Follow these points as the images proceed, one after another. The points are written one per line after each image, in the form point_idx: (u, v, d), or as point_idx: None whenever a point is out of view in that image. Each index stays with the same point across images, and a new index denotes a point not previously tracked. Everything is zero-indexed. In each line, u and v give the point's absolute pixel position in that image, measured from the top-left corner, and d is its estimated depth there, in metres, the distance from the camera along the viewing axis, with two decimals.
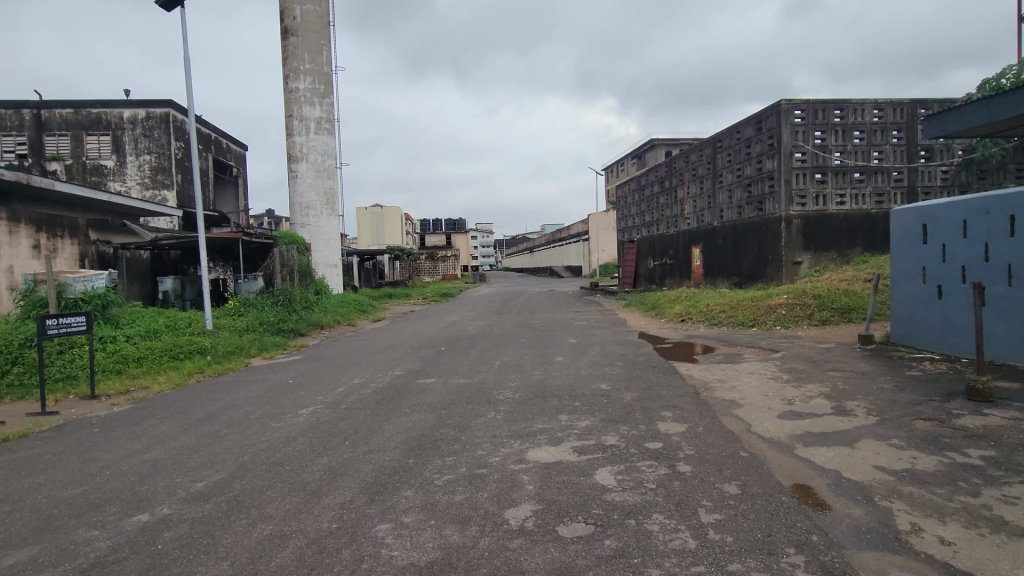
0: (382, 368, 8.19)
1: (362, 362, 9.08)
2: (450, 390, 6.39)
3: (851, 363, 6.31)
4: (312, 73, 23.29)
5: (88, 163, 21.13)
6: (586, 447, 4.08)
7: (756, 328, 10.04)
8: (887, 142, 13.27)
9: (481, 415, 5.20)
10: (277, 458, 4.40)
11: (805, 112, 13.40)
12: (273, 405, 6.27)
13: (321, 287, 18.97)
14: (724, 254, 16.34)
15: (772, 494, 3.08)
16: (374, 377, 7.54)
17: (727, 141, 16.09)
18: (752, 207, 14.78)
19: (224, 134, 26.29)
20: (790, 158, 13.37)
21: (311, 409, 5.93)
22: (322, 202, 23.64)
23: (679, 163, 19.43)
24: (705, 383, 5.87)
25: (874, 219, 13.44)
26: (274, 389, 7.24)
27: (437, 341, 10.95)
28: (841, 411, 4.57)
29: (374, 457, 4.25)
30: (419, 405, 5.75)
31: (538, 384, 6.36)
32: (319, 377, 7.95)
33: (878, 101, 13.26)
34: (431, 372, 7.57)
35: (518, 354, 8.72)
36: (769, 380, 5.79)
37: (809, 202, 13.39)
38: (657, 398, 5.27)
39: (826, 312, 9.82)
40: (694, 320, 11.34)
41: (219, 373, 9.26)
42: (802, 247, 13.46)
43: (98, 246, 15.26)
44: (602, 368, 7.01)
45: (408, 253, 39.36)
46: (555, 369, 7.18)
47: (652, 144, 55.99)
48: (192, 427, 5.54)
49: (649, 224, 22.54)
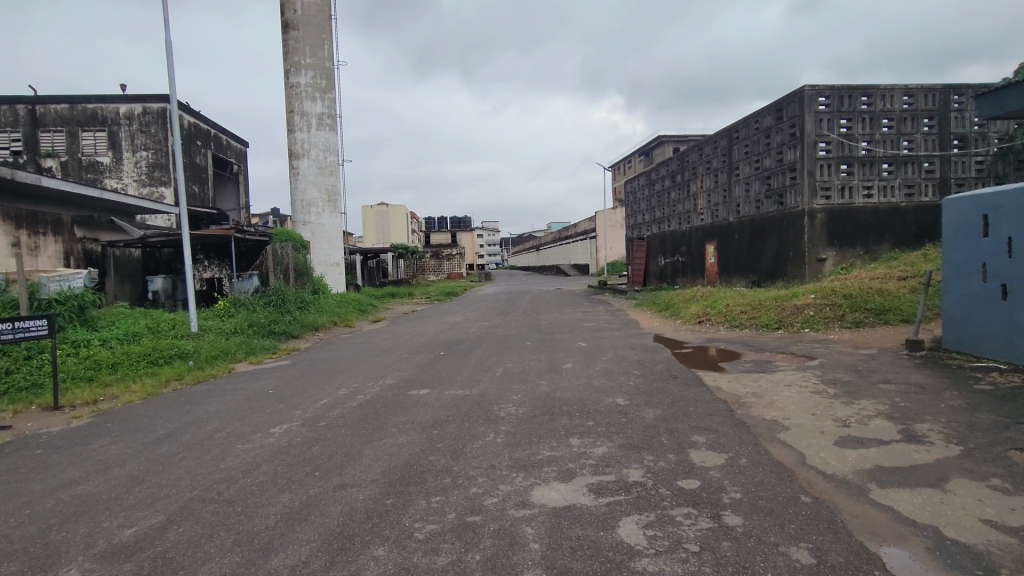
0: (373, 376, 7.44)
1: (354, 368, 8.33)
2: (444, 404, 5.62)
3: (904, 374, 5.50)
4: (313, 67, 22.58)
5: (83, 160, 20.41)
6: (604, 486, 3.29)
7: (782, 330, 9.23)
8: (918, 131, 12.43)
9: (478, 437, 4.44)
10: (229, 494, 3.64)
11: (830, 99, 12.55)
12: (245, 422, 5.50)
13: (319, 286, 18.30)
14: (740, 251, 15.49)
15: (859, 567, 2.30)
16: (363, 387, 6.75)
17: (744, 132, 15.24)
18: (771, 200, 13.93)
19: (224, 129, 25.63)
20: (813, 148, 12.52)
21: (285, 428, 5.17)
22: (323, 199, 22.96)
23: (692, 156, 18.60)
24: (738, 398, 5.07)
25: (904, 212, 12.56)
26: (252, 401, 6.49)
27: (436, 344, 10.17)
28: (912, 437, 3.78)
29: (345, 496, 3.47)
30: (409, 423, 4.98)
31: (545, 398, 5.56)
32: (305, 385, 7.20)
33: (908, 87, 12.41)
34: (425, 382, 6.82)
35: (524, 360, 7.94)
36: (813, 395, 4.99)
37: (833, 195, 12.55)
38: (685, 418, 4.48)
39: (859, 313, 9.01)
40: (713, 321, 10.54)
41: (197, 381, 8.54)
42: (827, 243, 12.62)
43: (85, 244, 14.64)
44: (618, 379, 6.20)
45: (413, 252, 38.64)
46: (565, 379, 6.38)
47: (660, 140, 55.00)
48: (145, 450, 4.80)
49: (660, 221, 21.69)
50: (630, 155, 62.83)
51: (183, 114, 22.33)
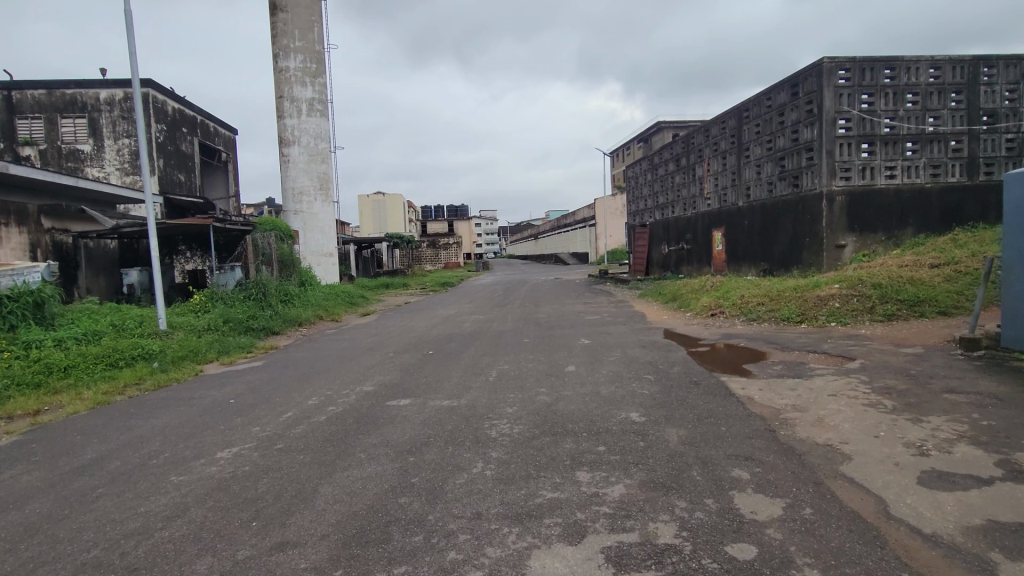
0: (352, 381, 6.59)
1: (333, 370, 7.47)
2: (428, 420, 4.76)
3: (970, 381, 4.64)
4: (302, 51, 21.53)
5: (63, 148, 19.32)
6: (627, 553, 2.44)
7: (806, 324, 8.38)
8: (945, 106, 11.53)
9: (464, 469, 3.59)
10: (136, 558, 2.81)
11: (850, 72, 11.62)
12: (190, 443, 4.63)
13: (306, 277, 17.43)
14: (751, 237, 14.61)
15: None
16: (337, 396, 5.89)
17: (756, 110, 14.31)
18: (785, 182, 13.03)
19: (210, 116, 24.55)
20: (833, 126, 11.59)
21: (233, 453, 4.30)
22: (316, 187, 22.02)
23: (698, 137, 17.64)
24: (776, 413, 4.21)
25: (929, 194, 11.68)
26: (208, 413, 5.63)
27: (426, 342, 9.31)
28: (1018, 474, 2.93)
29: (281, 564, 2.62)
30: (380, 447, 4.13)
31: (544, 412, 4.68)
32: (273, 392, 6.32)
33: (934, 58, 11.51)
34: (408, 390, 5.94)
35: (522, 361, 7.07)
36: (867, 409, 4.14)
37: (853, 176, 11.66)
38: (718, 443, 3.63)
39: (890, 305, 8.18)
40: (727, 314, 9.68)
41: (158, 386, 7.66)
42: (846, 228, 11.75)
43: (53, 235, 13.69)
44: (631, 386, 5.33)
45: (408, 241, 37.74)
46: (568, 386, 5.52)
47: (659, 126, 54.03)
48: (59, 483, 3.93)
49: (663, 207, 20.77)
50: (630, 142, 61.71)
51: (167, 99, 21.30)
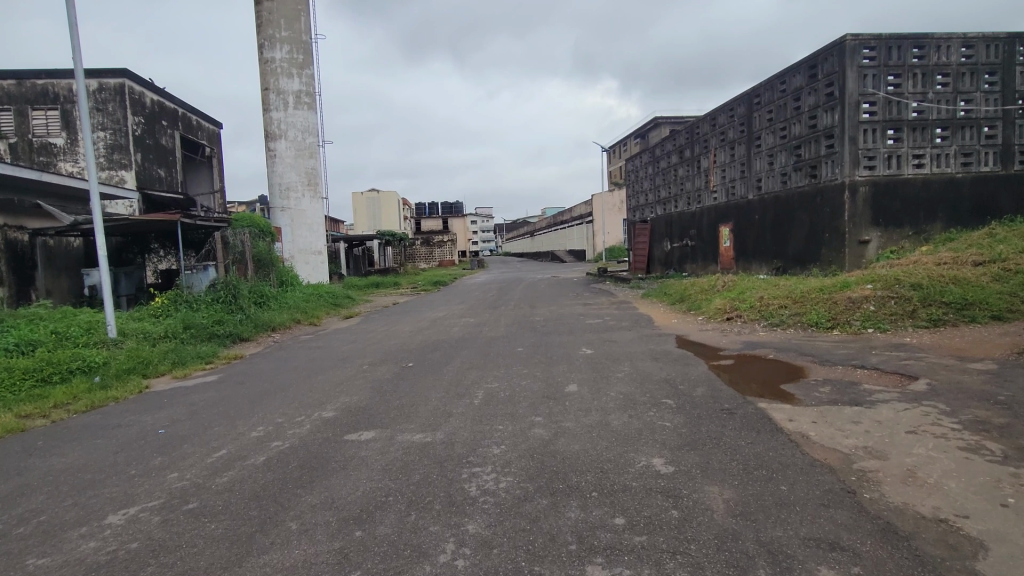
0: (311, 404, 5.52)
1: (296, 387, 6.38)
2: (392, 466, 3.69)
3: None
4: (289, 41, 20.38)
5: (34, 142, 17.97)
6: None
7: (839, 331, 7.35)
8: (978, 88, 10.57)
9: (431, 557, 2.53)
10: None
11: (875, 51, 10.60)
12: (80, 499, 3.56)
13: (286, 277, 16.34)
14: (762, 232, 13.60)
15: None
16: (288, 426, 4.84)
17: (767, 96, 13.29)
18: (801, 172, 12.02)
19: (193, 109, 23.33)
20: (856, 111, 10.57)
21: (128, 517, 3.24)
22: (303, 183, 20.87)
23: (703, 127, 16.62)
24: (848, 463, 3.17)
25: (960, 185, 10.67)
26: (127, 449, 4.56)
27: (407, 351, 8.24)
28: None
29: None
30: (323, 512, 3.07)
31: (540, 455, 3.64)
32: (215, 419, 5.27)
33: (966, 36, 10.55)
34: (374, 417, 4.87)
35: (516, 377, 6.00)
36: (970, 459, 3.09)
37: (878, 164, 10.64)
38: (786, 518, 2.58)
39: (934, 309, 7.19)
40: (745, 318, 8.65)
41: (94, 406, 6.58)
42: (870, 222, 10.73)
43: (7, 232, 12.55)
44: (648, 416, 4.27)
45: (402, 239, 36.68)
46: (569, 415, 4.46)
47: (655, 122, 53.26)
48: None
49: (665, 201, 19.73)
50: (627, 137, 60.77)
51: (145, 91, 20.00)
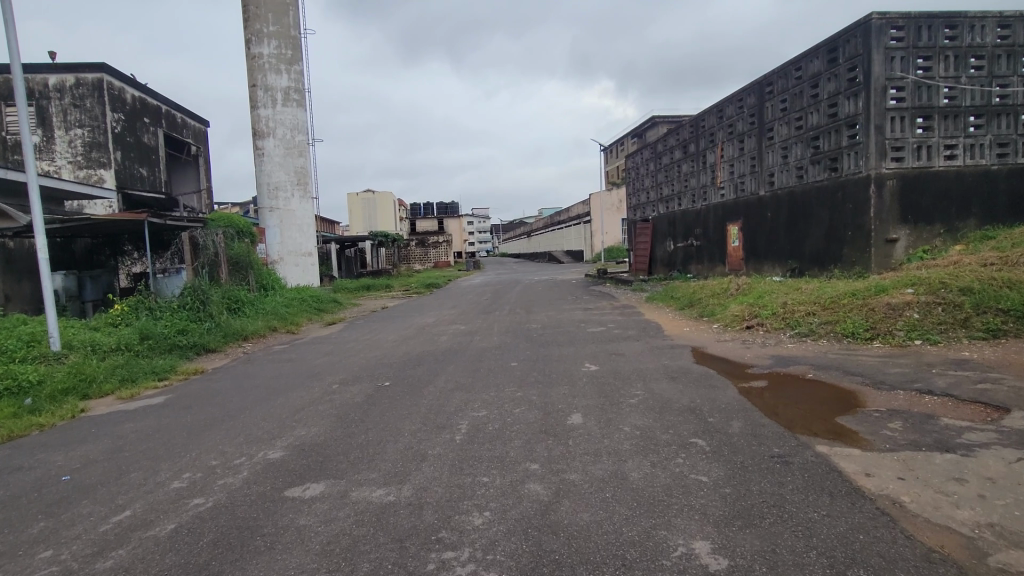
0: (258, 439, 4.53)
1: (249, 414, 5.39)
2: (339, 545, 2.70)
3: None
4: (277, 36, 19.37)
5: (8, 139, 16.83)
6: None
7: (881, 343, 6.38)
8: (1014, 73, 9.69)
9: None
10: None
11: (904, 31, 9.66)
12: None
13: (266, 281, 15.33)
14: (776, 231, 12.66)
15: None
16: (223, 475, 3.84)
17: (781, 83, 12.34)
18: (820, 165, 11.07)
19: (177, 105, 22.25)
20: (883, 97, 9.63)
21: None
22: (291, 181, 19.85)
23: (709, 119, 15.69)
24: (982, 555, 2.20)
25: (995, 178, 9.75)
26: (10, 509, 3.53)
27: (388, 367, 7.24)
28: None
29: None
30: None
31: (538, 531, 2.66)
32: (138, 461, 4.27)
33: (1002, 16, 9.65)
34: (330, 461, 3.88)
35: (511, 403, 5.00)
36: None
37: (906, 155, 9.70)
38: None
39: (989, 316, 6.25)
40: (768, 327, 7.69)
41: (14, 434, 5.58)
42: (898, 219, 9.79)
43: None
44: (676, 465, 3.29)
45: (397, 239, 35.62)
46: (574, 462, 3.48)
47: (653, 121, 52.57)
48: None
49: (668, 200, 18.77)
50: (624, 137, 59.95)
51: (126, 87, 18.88)
